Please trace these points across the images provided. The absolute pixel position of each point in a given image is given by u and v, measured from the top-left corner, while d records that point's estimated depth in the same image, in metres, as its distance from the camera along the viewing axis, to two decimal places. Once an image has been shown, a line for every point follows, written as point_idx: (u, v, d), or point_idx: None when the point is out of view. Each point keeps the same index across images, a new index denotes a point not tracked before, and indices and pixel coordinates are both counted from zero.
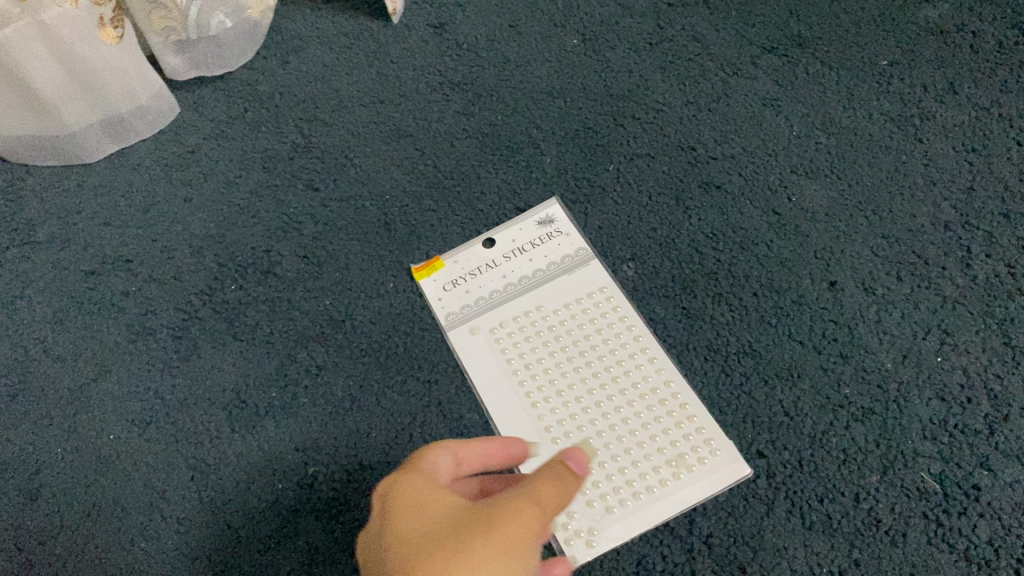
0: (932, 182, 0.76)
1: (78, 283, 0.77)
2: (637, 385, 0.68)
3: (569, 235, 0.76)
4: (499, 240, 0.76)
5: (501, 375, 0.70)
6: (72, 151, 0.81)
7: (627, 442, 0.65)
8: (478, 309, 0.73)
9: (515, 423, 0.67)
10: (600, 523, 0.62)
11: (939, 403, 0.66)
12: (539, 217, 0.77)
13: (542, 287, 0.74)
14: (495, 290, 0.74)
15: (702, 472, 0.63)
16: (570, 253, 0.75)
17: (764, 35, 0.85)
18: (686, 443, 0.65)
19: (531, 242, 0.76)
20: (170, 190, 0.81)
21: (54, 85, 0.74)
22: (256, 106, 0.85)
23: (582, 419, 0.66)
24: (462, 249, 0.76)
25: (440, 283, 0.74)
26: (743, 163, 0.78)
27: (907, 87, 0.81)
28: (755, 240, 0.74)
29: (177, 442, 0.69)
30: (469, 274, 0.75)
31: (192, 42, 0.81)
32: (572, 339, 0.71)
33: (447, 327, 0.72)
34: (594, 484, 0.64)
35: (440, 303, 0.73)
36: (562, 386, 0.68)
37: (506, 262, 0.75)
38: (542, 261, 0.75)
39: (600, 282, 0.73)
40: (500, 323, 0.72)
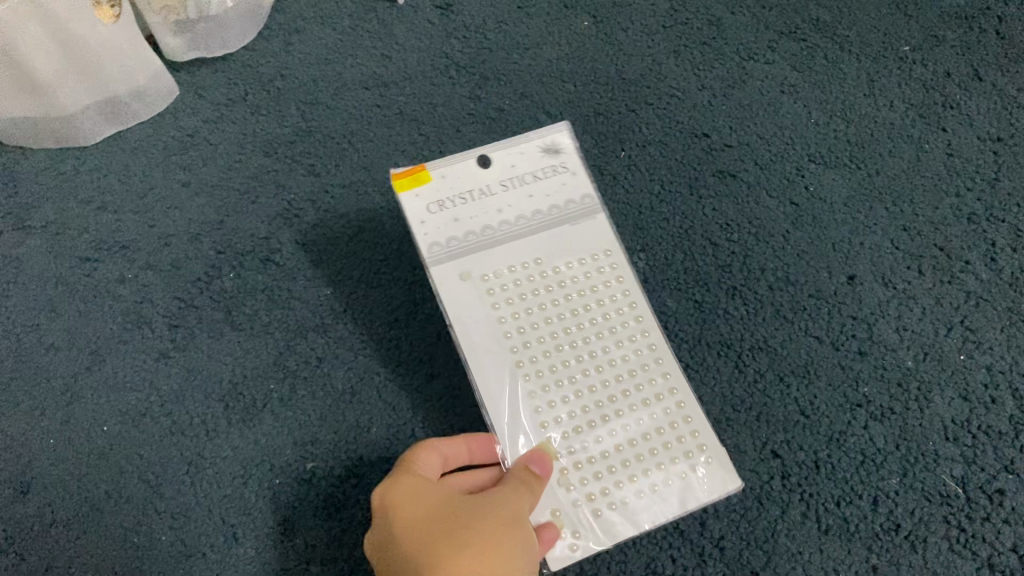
0: (955, 173, 0.73)
1: (73, 269, 0.75)
2: (635, 372, 0.60)
3: (574, 173, 0.64)
4: (498, 162, 0.63)
5: (488, 337, 0.60)
6: (69, 133, 0.78)
7: (620, 438, 0.58)
8: (468, 248, 0.61)
9: (501, 396, 0.58)
10: (584, 529, 0.56)
11: (962, 402, 0.64)
12: (544, 142, 0.64)
13: (541, 234, 0.63)
14: (489, 227, 0.62)
15: (694, 481, 0.58)
16: (575, 198, 0.64)
17: (782, 17, 0.82)
18: (679, 446, 0.59)
19: (533, 174, 0.64)
20: (168, 174, 0.79)
21: (46, 58, 0.72)
22: (257, 89, 0.82)
23: (575, 403, 0.59)
24: (453, 166, 0.63)
25: (424, 202, 0.61)
26: (760, 150, 0.76)
27: (930, 73, 0.78)
28: (771, 231, 0.72)
29: (173, 434, 0.67)
30: (460, 199, 0.62)
31: (192, 22, 0.79)
32: (569, 306, 0.62)
33: (432, 262, 0.60)
34: (580, 482, 0.57)
35: (423, 227, 0.61)
36: (555, 360, 0.60)
37: (502, 192, 0.63)
38: (542, 203, 0.63)
39: (603, 243, 0.64)
40: (491, 270, 0.61)
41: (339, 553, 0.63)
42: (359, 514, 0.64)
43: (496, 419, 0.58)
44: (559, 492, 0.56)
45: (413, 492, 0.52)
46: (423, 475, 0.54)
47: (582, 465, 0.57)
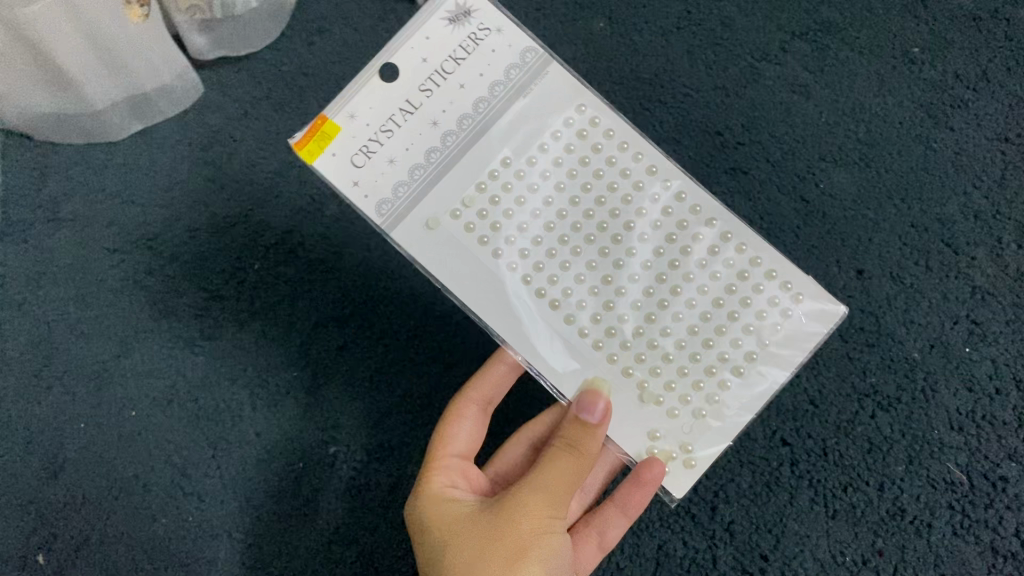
0: (963, 172, 0.75)
1: (103, 260, 0.79)
2: (672, 237, 0.54)
3: (490, 31, 0.52)
4: (403, 65, 0.52)
5: (489, 274, 0.53)
6: (97, 129, 0.81)
7: (687, 318, 0.54)
8: (417, 191, 0.52)
9: (531, 335, 0.53)
10: (692, 437, 0.53)
11: (967, 393, 0.70)
12: (445, 10, 0.52)
13: (495, 126, 0.53)
14: (433, 149, 0.52)
15: (788, 334, 0.53)
16: (513, 62, 0.53)
17: (801, 15, 0.81)
18: (760, 299, 0.53)
19: (451, 55, 0.52)
20: (194, 169, 0.81)
21: (79, 61, 0.73)
22: (280, 87, 0.83)
23: (621, 306, 0.54)
24: (358, 95, 0.52)
25: (347, 156, 0.52)
26: (772, 148, 0.78)
27: (940, 74, 0.78)
28: (782, 228, 0.75)
29: (199, 419, 0.74)
30: (385, 133, 0.52)
31: (217, 22, 0.80)
32: (559, 203, 0.54)
33: (391, 229, 0.52)
34: (666, 388, 0.53)
35: (361, 191, 0.52)
36: (574, 267, 0.54)
37: (428, 99, 0.52)
38: (482, 83, 0.52)
39: (571, 98, 0.53)
40: (459, 202, 0.53)
41: (362, 532, 0.71)
42: (380, 496, 0.72)
43: (541, 365, 0.53)
44: (651, 411, 0.53)
45: (439, 507, 0.53)
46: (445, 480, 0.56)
47: (659, 369, 0.53)
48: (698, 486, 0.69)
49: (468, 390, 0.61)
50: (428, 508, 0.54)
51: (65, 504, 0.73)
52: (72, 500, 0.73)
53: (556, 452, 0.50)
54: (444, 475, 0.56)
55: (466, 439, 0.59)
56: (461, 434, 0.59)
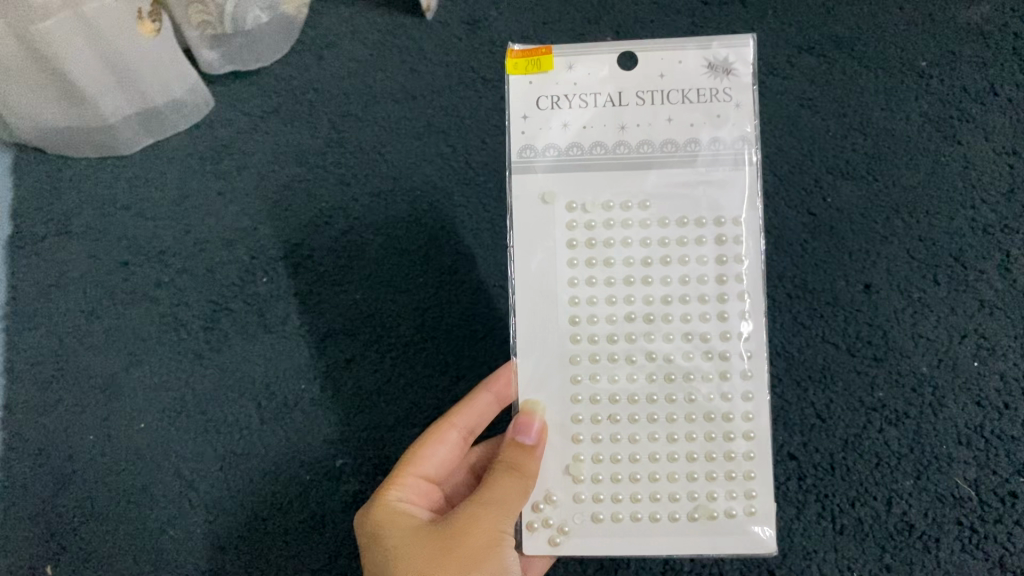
0: (971, 186, 0.75)
1: (113, 273, 0.80)
2: (710, 376, 0.54)
3: (744, 107, 0.54)
4: (642, 66, 0.55)
5: (548, 273, 0.55)
6: (110, 144, 0.81)
7: (660, 443, 0.54)
8: (564, 163, 0.55)
9: (545, 355, 0.55)
10: (576, 525, 0.54)
11: (975, 408, 0.69)
12: (711, 54, 0.54)
13: (650, 172, 0.54)
14: (601, 144, 0.54)
15: (716, 531, 0.53)
16: (730, 139, 0.54)
17: (808, 30, 0.81)
18: (720, 482, 0.54)
19: (689, 91, 0.54)
20: (203, 182, 0.82)
21: (89, 76, 0.74)
22: (290, 101, 0.84)
23: (621, 387, 0.55)
24: (591, 59, 0.55)
25: (536, 92, 0.55)
26: (779, 162, 0.78)
27: (948, 88, 0.78)
28: (790, 241, 0.75)
29: (208, 432, 0.75)
30: (579, 103, 0.55)
31: (227, 38, 0.80)
32: (641, 269, 0.55)
33: (518, 172, 0.55)
34: (592, 477, 0.54)
35: (523, 123, 0.55)
36: (615, 327, 0.55)
37: (635, 106, 0.54)
38: (683, 130, 0.54)
39: (733, 208, 0.54)
40: (580, 199, 0.55)
41: None
42: None
43: (539, 384, 0.54)
44: (566, 480, 0.54)
45: (393, 517, 0.53)
46: (399, 488, 0.55)
47: (603, 461, 0.54)
48: None
49: (451, 416, 0.59)
50: (376, 523, 0.53)
51: (74, 514, 0.74)
52: (80, 511, 0.74)
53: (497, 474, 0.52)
54: (404, 491, 0.55)
55: (437, 463, 0.58)
56: (434, 458, 0.58)
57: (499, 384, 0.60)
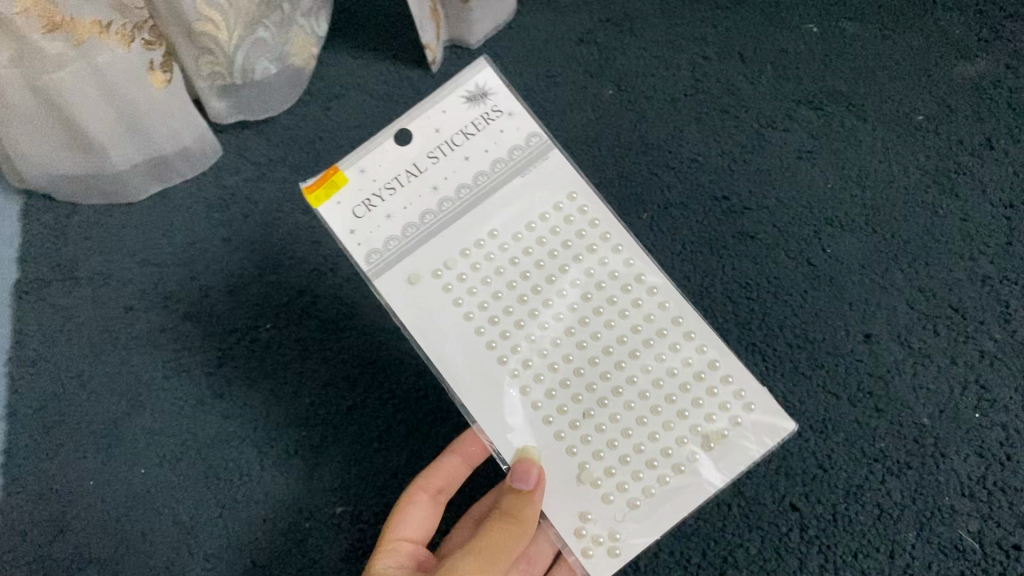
0: (969, 237, 0.76)
1: (118, 319, 0.81)
2: (635, 332, 0.56)
3: (516, 112, 0.57)
4: (418, 130, 0.57)
5: (459, 335, 0.55)
6: (118, 191, 0.84)
7: (637, 410, 0.55)
8: (412, 244, 0.56)
9: (490, 407, 0.54)
10: (622, 526, 0.53)
11: (977, 458, 0.69)
12: (464, 89, 0.57)
13: (494, 198, 0.57)
14: (428, 211, 0.56)
15: (737, 441, 0.54)
16: (520, 143, 0.57)
17: (804, 86, 0.83)
18: (712, 402, 0.54)
19: (466, 128, 0.57)
20: (210, 229, 0.84)
21: (102, 125, 0.77)
22: (297, 150, 0.87)
23: (570, 388, 0.55)
24: (372, 152, 0.56)
25: (350, 207, 0.56)
26: (779, 213, 0.79)
27: (944, 141, 0.80)
28: (790, 290, 0.76)
29: (208, 477, 0.75)
30: (389, 190, 0.56)
31: (236, 88, 0.84)
32: (531, 281, 0.57)
33: (376, 277, 0.55)
34: (604, 473, 0.54)
35: (355, 236, 0.55)
36: (535, 340, 0.56)
37: (434, 165, 0.56)
38: (485, 159, 0.57)
39: (566, 186, 0.58)
40: (448, 260, 0.56)
41: None
42: None
43: (499, 434, 0.54)
44: (586, 492, 0.53)
45: None
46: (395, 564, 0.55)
47: (601, 453, 0.54)
48: (706, 551, 0.69)
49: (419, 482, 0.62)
50: None
51: (71, 561, 0.73)
52: (77, 558, 0.73)
53: (496, 522, 0.51)
54: (391, 557, 0.56)
55: (416, 526, 0.60)
56: (410, 519, 0.60)
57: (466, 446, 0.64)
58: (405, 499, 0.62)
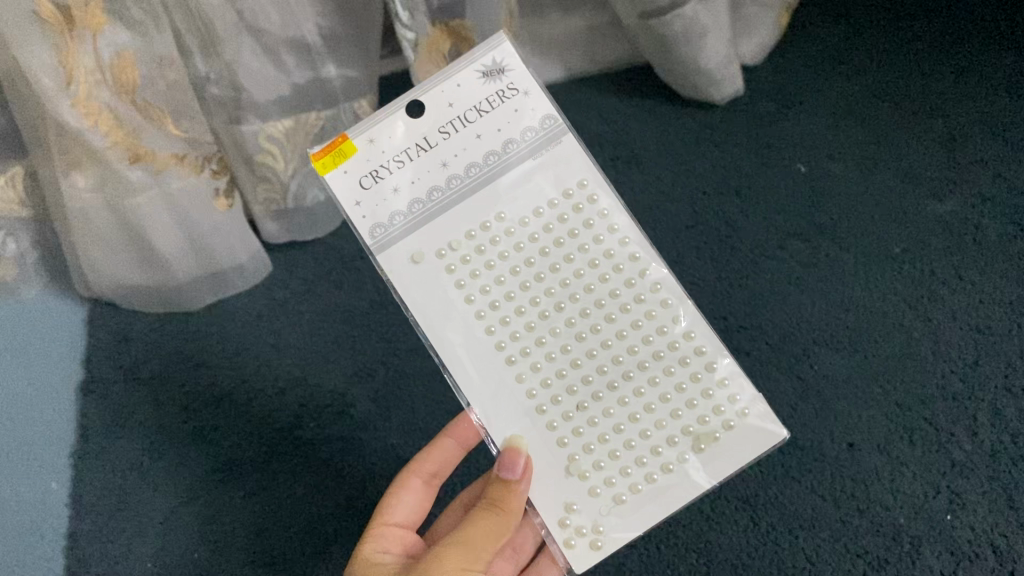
0: (940, 357, 0.87)
1: (173, 417, 0.93)
2: (636, 327, 0.62)
3: (531, 92, 0.62)
4: (431, 102, 0.62)
5: (460, 316, 0.61)
6: (178, 300, 0.95)
7: (631, 405, 0.61)
8: (414, 221, 0.61)
9: (486, 391, 0.61)
10: (605, 521, 0.60)
11: (949, 556, 0.80)
12: (480, 64, 0.62)
13: (502, 182, 0.62)
14: (435, 187, 0.62)
15: (727, 445, 0.60)
16: (534, 125, 0.62)
17: (793, 218, 0.95)
18: (706, 405, 0.61)
19: (479, 102, 0.62)
20: (259, 336, 0.96)
21: (170, 243, 0.89)
22: (339, 267, 0.99)
23: (569, 377, 0.61)
24: (382, 122, 0.61)
25: (355, 175, 0.61)
26: (771, 332, 0.90)
27: (919, 271, 0.92)
28: (781, 402, 0.86)
29: (264, 563, 0.87)
30: (396, 162, 0.61)
31: (289, 213, 0.97)
32: (534, 269, 0.63)
33: (379, 252, 0.61)
34: (594, 468, 0.60)
35: (357, 205, 0.61)
36: (536, 329, 0.62)
37: (443, 140, 0.62)
38: (497, 137, 0.62)
39: (577, 174, 0.63)
40: (450, 242, 0.62)
41: None
42: None
43: (496, 426, 0.61)
44: (574, 484, 0.60)
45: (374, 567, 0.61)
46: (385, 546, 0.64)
47: (592, 446, 0.61)
48: None
49: (416, 466, 0.70)
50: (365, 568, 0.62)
51: None
52: None
53: (483, 509, 0.59)
54: (380, 541, 0.64)
55: (408, 511, 0.68)
56: (403, 505, 0.68)
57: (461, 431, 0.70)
58: (400, 485, 0.69)
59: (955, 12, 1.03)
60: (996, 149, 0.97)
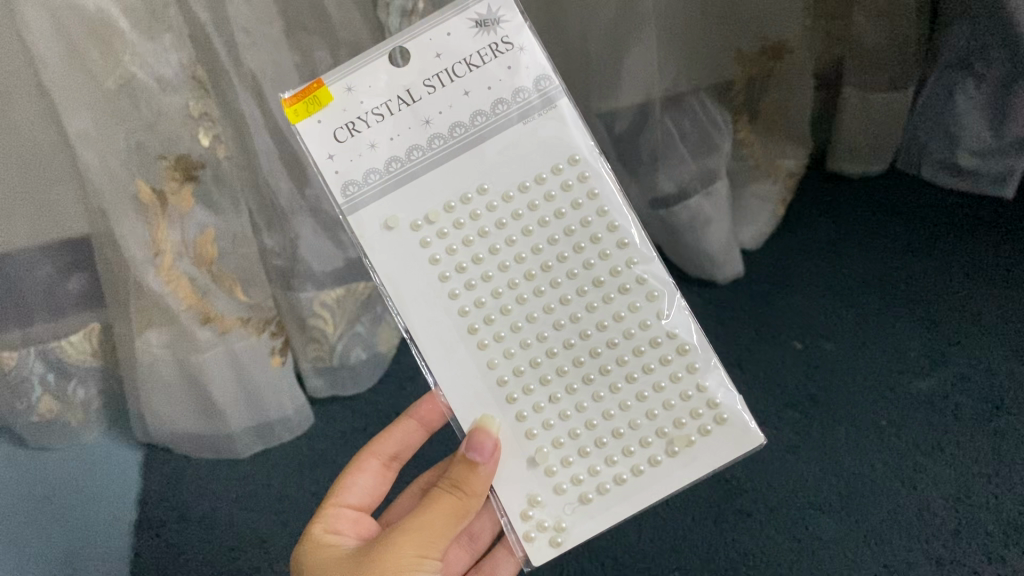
0: (924, 523, 1.04)
1: (223, 553, 1.15)
2: (616, 318, 0.72)
3: (523, 49, 0.71)
4: (418, 55, 0.70)
5: (434, 292, 0.71)
6: (231, 447, 1.15)
7: (606, 398, 0.72)
8: (394, 177, 0.70)
9: (455, 366, 0.71)
10: (567, 518, 0.70)
11: None
12: (472, 15, 0.70)
13: (487, 143, 0.71)
14: (417, 146, 0.70)
15: (697, 450, 0.71)
16: (524, 87, 0.70)
17: (787, 392, 1.15)
18: (683, 408, 0.72)
19: (468, 55, 0.70)
20: (300, 484, 1.18)
21: (230, 401, 1.07)
22: (376, 423, 1.21)
23: (543, 364, 0.72)
24: (365, 74, 0.69)
25: (332, 126, 0.69)
26: (769, 496, 1.08)
27: (907, 443, 1.09)
28: (773, 560, 1.05)
29: None
30: (378, 115, 0.70)
31: (333, 369, 1.16)
32: (518, 253, 0.73)
33: (352, 213, 0.70)
34: (562, 463, 0.71)
35: (331, 159, 0.69)
36: (513, 314, 0.72)
37: (427, 95, 0.70)
38: (485, 96, 0.70)
39: (567, 153, 0.72)
40: (425, 214, 0.71)
41: None
42: None
43: (463, 410, 0.71)
44: (540, 477, 0.71)
45: (338, 544, 0.72)
46: (342, 520, 0.76)
47: (562, 440, 0.71)
48: None
49: (373, 447, 0.82)
50: (331, 543, 0.73)
51: None
52: None
53: (446, 491, 0.69)
54: (338, 516, 0.76)
55: (364, 489, 0.80)
56: (360, 486, 0.80)
57: (421, 412, 0.83)
58: (359, 466, 0.81)
59: (952, 218, 1.22)
60: (991, 342, 1.14)
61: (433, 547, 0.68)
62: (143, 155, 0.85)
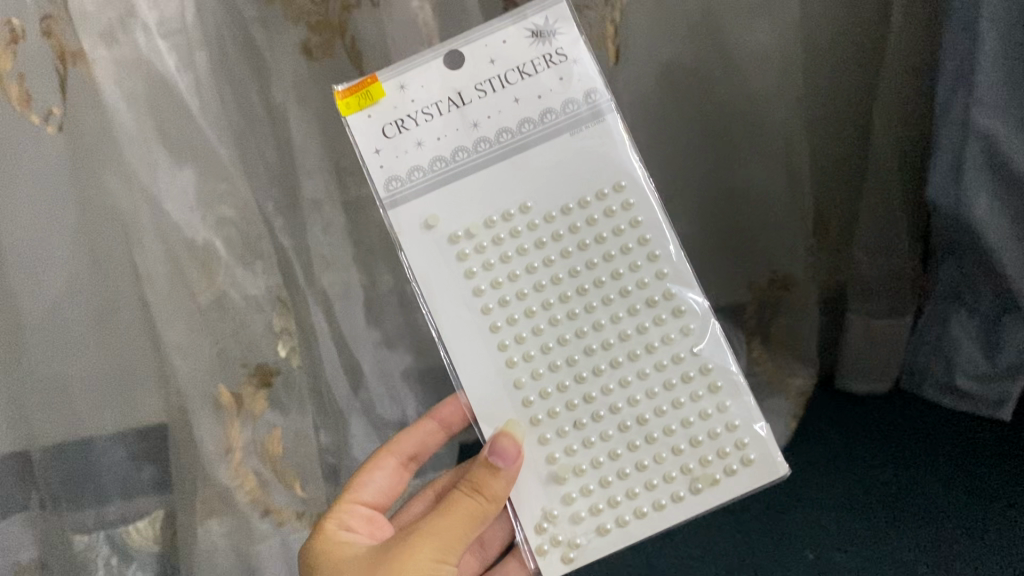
0: None
1: None
2: (647, 348, 0.84)
3: (578, 60, 0.82)
4: (471, 62, 0.82)
5: (468, 302, 0.83)
6: None
7: (628, 419, 0.83)
8: (443, 176, 0.82)
9: (481, 370, 0.83)
10: (581, 538, 0.82)
11: None
12: (530, 25, 0.82)
13: (532, 151, 0.83)
14: (463, 147, 0.82)
15: (718, 487, 0.82)
16: (575, 100, 0.82)
17: None
18: (708, 442, 0.83)
19: (521, 64, 0.82)
20: None
21: None
22: None
23: (570, 384, 0.83)
24: (419, 75, 0.82)
25: (380, 122, 0.82)
26: None
27: None
28: None
29: None
30: (428, 113, 0.82)
31: None
32: (558, 276, 0.84)
33: (394, 208, 0.82)
34: (578, 481, 0.82)
35: (378, 154, 0.81)
36: (546, 333, 0.84)
37: (478, 98, 0.82)
38: (535, 105, 0.82)
39: (613, 178, 0.84)
40: (466, 227, 0.83)
41: None
42: None
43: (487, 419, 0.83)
44: (558, 490, 0.82)
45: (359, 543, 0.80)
46: (357, 515, 0.85)
47: (586, 464, 0.82)
48: None
49: (394, 447, 0.92)
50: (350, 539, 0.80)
51: None
52: None
53: (469, 490, 0.77)
54: (354, 509, 0.86)
55: (377, 486, 0.90)
56: (376, 483, 0.90)
57: (441, 415, 0.93)
58: (376, 463, 0.91)
59: (957, 442, 1.32)
60: (989, 555, 1.21)
61: (451, 549, 0.75)
62: (226, 368, 1.01)
